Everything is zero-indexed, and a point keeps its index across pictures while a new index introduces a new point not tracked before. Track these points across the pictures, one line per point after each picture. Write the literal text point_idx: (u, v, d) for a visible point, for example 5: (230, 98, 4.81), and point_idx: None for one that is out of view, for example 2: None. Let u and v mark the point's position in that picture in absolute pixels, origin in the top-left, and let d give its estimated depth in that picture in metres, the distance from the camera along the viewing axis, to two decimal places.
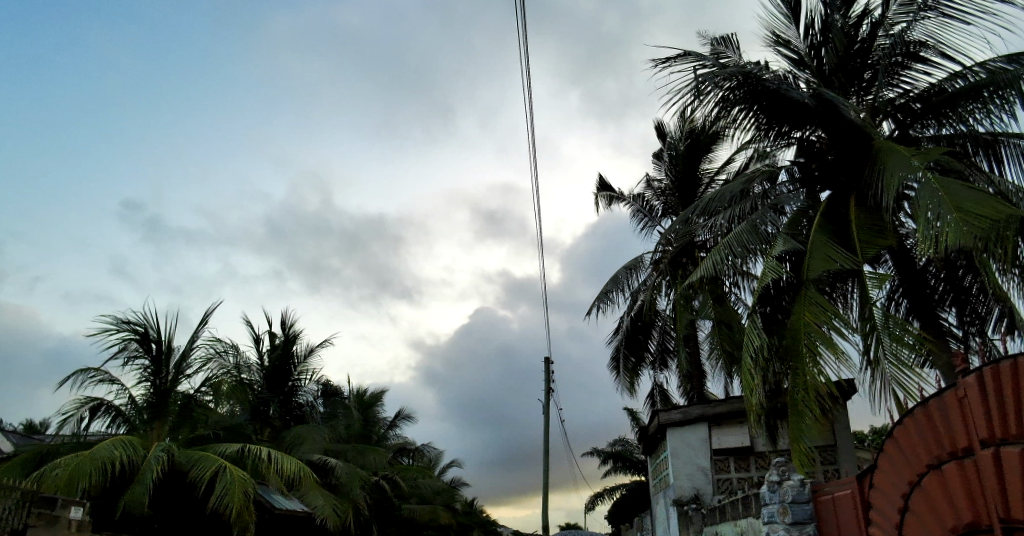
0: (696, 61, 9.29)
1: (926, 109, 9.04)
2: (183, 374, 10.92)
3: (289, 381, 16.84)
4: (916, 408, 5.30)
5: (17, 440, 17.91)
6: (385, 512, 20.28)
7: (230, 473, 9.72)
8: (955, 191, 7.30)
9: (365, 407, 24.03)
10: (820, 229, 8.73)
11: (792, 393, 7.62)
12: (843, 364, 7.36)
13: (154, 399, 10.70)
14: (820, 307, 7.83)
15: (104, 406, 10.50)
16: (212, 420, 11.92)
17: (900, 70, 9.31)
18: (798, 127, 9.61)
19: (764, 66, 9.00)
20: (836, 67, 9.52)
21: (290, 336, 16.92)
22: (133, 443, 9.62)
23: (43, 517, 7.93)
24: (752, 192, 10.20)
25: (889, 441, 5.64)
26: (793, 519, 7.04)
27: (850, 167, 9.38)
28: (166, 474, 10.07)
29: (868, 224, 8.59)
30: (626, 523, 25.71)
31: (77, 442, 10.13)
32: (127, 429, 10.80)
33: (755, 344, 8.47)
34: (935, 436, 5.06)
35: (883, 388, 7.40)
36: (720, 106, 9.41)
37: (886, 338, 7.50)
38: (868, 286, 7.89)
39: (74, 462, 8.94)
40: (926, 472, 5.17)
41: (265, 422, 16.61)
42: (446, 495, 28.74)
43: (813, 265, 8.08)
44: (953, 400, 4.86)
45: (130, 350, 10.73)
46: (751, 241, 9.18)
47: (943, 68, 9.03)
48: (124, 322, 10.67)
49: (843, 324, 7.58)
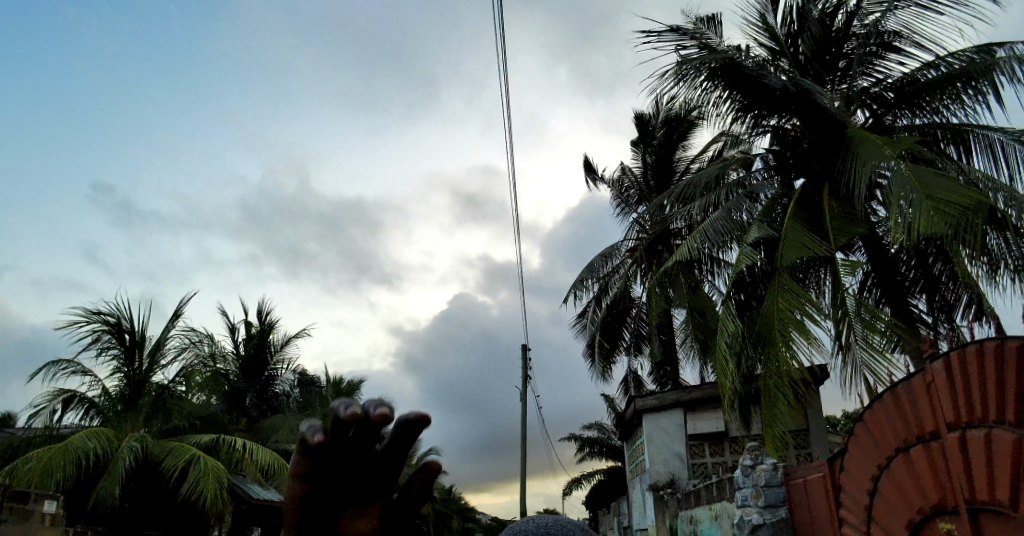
0: (678, 40, 9.40)
1: (900, 99, 9.15)
2: (157, 365, 10.81)
3: (265, 371, 16.83)
4: (884, 394, 5.41)
5: None
6: None
7: (204, 463, 9.61)
8: (926, 180, 7.43)
9: (342, 396, 23.93)
10: (794, 217, 8.85)
11: (765, 378, 7.74)
12: (815, 349, 7.50)
13: (128, 391, 10.56)
14: (793, 294, 7.94)
15: (77, 398, 10.31)
16: (187, 412, 11.74)
17: (875, 60, 9.44)
18: (774, 115, 9.69)
19: (744, 51, 9.07)
20: (811, 55, 9.63)
21: (266, 326, 16.95)
22: (107, 434, 9.51)
23: (15, 511, 7.77)
24: (728, 179, 10.29)
25: (859, 426, 5.75)
26: (765, 502, 7.24)
27: (823, 156, 9.49)
28: (139, 465, 9.94)
29: (840, 212, 8.77)
30: (604, 507, 26.08)
31: (49, 435, 9.94)
32: (101, 421, 10.60)
33: (729, 331, 8.58)
34: (903, 421, 5.17)
35: (856, 373, 7.54)
36: (699, 90, 9.47)
37: (858, 325, 7.63)
38: (840, 273, 8.01)
39: (47, 454, 8.78)
40: (893, 456, 5.29)
41: (242, 412, 16.49)
42: (423, 484, 28.75)
43: (786, 252, 8.18)
44: (921, 385, 4.96)
45: (102, 342, 10.56)
46: (725, 227, 9.23)
47: (916, 58, 9.16)
48: (95, 313, 10.47)
49: (815, 310, 7.70)
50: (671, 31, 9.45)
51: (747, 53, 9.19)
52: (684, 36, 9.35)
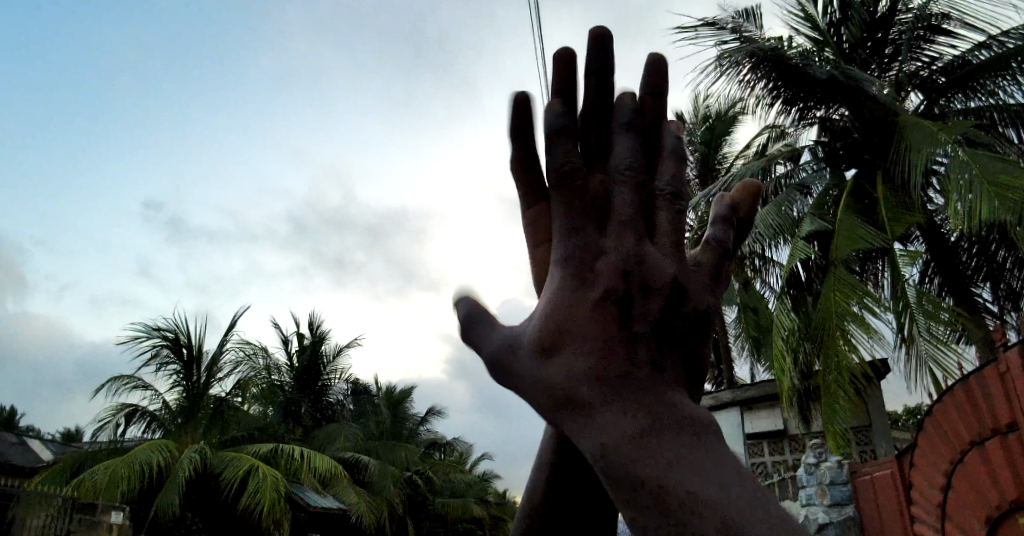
0: (717, 34, 9.31)
1: (952, 84, 8.76)
2: (214, 378, 11.12)
3: (319, 381, 17.21)
4: (955, 386, 5.07)
5: (56, 447, 18.21)
6: (418, 507, 20.44)
7: (261, 474, 9.82)
8: (985, 164, 7.09)
9: (395, 404, 24.26)
10: (847, 208, 8.59)
11: (824, 375, 7.53)
12: (877, 343, 7.27)
13: (187, 403, 10.89)
14: (848, 285, 7.69)
15: (139, 412, 10.68)
16: (244, 423, 12.07)
17: (924, 45, 9.12)
18: (820, 107, 9.44)
19: (786, 42, 8.88)
20: (856, 44, 9.29)
21: (318, 338, 17.45)
22: (167, 446, 9.78)
23: (84, 522, 8.31)
24: (775, 172, 10.12)
25: (927, 420, 5.36)
26: (832, 501, 6.96)
27: (874, 145, 9.18)
28: (197, 476, 10.19)
29: (896, 200, 8.47)
30: None
31: (113, 449, 10.31)
32: (163, 433, 10.97)
33: (785, 328, 8.42)
34: (975, 414, 4.87)
35: (920, 365, 7.29)
36: (742, 85, 9.32)
37: (920, 316, 7.35)
38: (899, 264, 7.73)
39: (110, 467, 9.11)
40: (968, 450, 4.94)
41: (297, 421, 16.82)
42: (477, 489, 29.02)
43: (840, 245, 7.95)
44: (994, 375, 4.69)
45: (162, 357, 10.93)
46: (779, 222, 8.99)
47: (967, 38, 8.82)
48: (155, 329, 10.84)
49: (874, 302, 7.49)
50: (709, 25, 9.37)
51: (790, 43, 8.98)
52: (723, 30, 9.26)
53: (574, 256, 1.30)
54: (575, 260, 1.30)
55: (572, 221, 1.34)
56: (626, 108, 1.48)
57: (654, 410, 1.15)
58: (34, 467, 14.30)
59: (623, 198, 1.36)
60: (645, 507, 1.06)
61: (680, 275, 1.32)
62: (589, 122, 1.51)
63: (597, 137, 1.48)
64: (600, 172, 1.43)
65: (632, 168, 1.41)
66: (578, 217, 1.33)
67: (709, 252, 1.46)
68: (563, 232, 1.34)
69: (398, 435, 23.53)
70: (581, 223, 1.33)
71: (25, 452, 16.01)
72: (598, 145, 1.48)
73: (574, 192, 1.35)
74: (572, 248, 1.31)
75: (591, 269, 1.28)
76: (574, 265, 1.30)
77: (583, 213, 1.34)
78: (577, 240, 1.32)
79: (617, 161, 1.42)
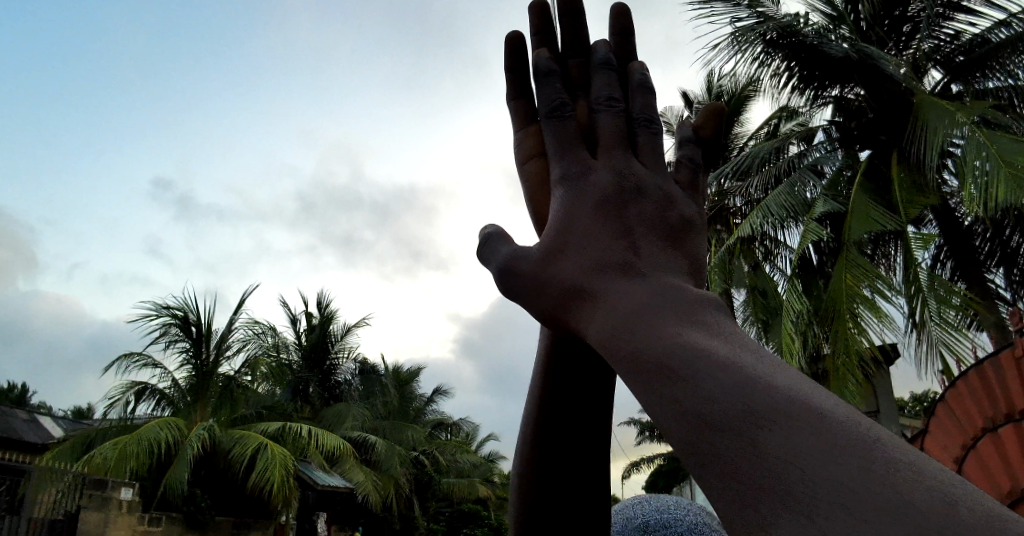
0: (732, 11, 9.20)
1: (970, 63, 8.63)
2: (223, 356, 11.18)
3: (327, 360, 17.35)
4: (969, 370, 5.04)
5: (67, 425, 18.42)
6: (425, 487, 20.64)
7: (271, 451, 9.92)
8: (1003, 147, 6.96)
9: (402, 384, 24.47)
10: (860, 190, 8.52)
11: (833, 357, 7.49)
12: (887, 326, 7.23)
13: (196, 381, 10.99)
14: (860, 268, 7.65)
15: (149, 390, 10.78)
16: (254, 400, 12.20)
17: (942, 22, 8.95)
18: (836, 85, 9.31)
19: (802, 19, 8.75)
20: (872, 21, 9.13)
21: (326, 318, 17.58)
22: (178, 424, 9.82)
23: (94, 497, 8.42)
24: (788, 152, 10.01)
25: (940, 405, 5.31)
26: None
27: (890, 125, 9.09)
28: (206, 453, 10.30)
29: (910, 182, 8.38)
30: (670, 490, 25.79)
31: (124, 426, 10.43)
32: (172, 411, 11.07)
33: (795, 310, 8.37)
34: (989, 398, 4.84)
35: (931, 350, 7.24)
36: (756, 63, 9.20)
37: (931, 300, 7.30)
38: (912, 247, 7.64)
39: (121, 443, 9.24)
40: (982, 434, 4.89)
41: (306, 400, 16.97)
42: (483, 469, 29.25)
43: (853, 226, 7.88)
44: (1009, 360, 4.64)
45: (171, 335, 11.01)
46: (789, 203, 8.90)
47: (988, 17, 8.63)
48: (164, 307, 10.91)
49: (885, 286, 7.43)
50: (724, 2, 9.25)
51: (805, 21, 8.84)
52: (738, 8, 9.14)
53: (570, 172, 1.32)
54: (571, 177, 1.31)
55: (561, 142, 1.35)
56: (602, 48, 1.50)
57: (669, 318, 1.06)
58: (45, 443, 14.52)
59: (607, 121, 1.38)
60: (673, 419, 0.95)
61: (671, 188, 1.32)
62: (568, 57, 1.54)
63: (578, 71, 1.51)
64: (582, 102, 1.45)
65: (612, 98, 1.42)
66: (570, 141, 1.35)
67: (684, 171, 1.48)
68: (557, 152, 1.35)
69: (405, 414, 23.73)
70: (573, 144, 1.35)
71: (37, 429, 16.25)
72: (579, 80, 1.50)
73: (562, 119, 1.38)
74: (568, 166, 1.33)
75: (585, 181, 1.29)
76: (569, 181, 1.31)
77: (573, 136, 1.36)
78: (571, 158, 1.33)
79: (600, 91, 1.44)
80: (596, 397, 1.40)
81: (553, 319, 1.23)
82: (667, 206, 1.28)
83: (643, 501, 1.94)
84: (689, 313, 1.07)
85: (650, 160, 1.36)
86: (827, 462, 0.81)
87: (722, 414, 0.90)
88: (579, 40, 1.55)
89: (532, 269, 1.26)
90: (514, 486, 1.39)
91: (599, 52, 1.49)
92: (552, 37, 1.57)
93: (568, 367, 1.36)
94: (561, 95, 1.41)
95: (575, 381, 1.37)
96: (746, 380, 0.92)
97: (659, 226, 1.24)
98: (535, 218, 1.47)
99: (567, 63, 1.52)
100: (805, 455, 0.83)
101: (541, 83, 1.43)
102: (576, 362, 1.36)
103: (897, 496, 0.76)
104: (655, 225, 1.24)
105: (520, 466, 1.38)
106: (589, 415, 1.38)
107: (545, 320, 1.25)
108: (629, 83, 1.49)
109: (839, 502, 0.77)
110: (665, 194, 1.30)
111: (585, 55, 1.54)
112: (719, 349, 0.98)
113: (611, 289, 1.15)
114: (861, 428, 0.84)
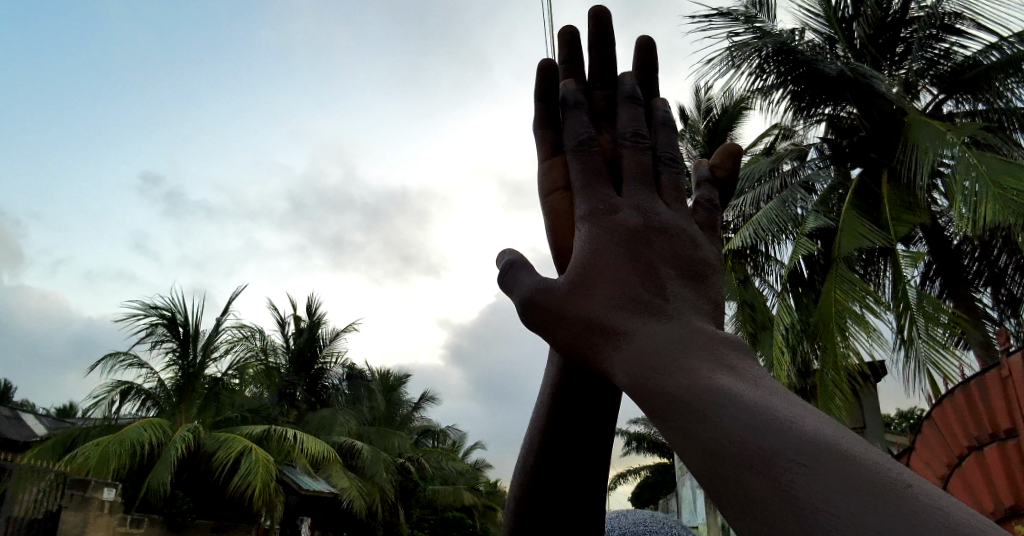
0: (729, 26, 9.25)
1: (961, 84, 8.73)
2: (209, 358, 11.09)
3: (315, 364, 17.30)
4: (955, 388, 5.06)
5: (50, 425, 18.18)
6: (410, 494, 20.50)
7: (255, 455, 9.84)
8: (992, 167, 7.01)
9: (390, 391, 24.36)
10: (852, 206, 8.58)
11: (822, 373, 7.51)
12: (874, 342, 7.27)
13: (182, 382, 10.90)
14: (850, 284, 7.68)
15: (134, 390, 10.66)
16: (240, 403, 12.12)
17: (935, 43, 9.05)
18: (829, 103, 9.38)
19: (798, 35, 8.81)
20: (867, 40, 9.23)
21: (315, 321, 17.55)
22: (161, 425, 9.72)
23: (75, 498, 8.36)
24: (781, 169, 10.06)
25: (926, 422, 5.34)
26: None
27: (882, 144, 9.15)
28: (189, 455, 10.19)
29: (900, 200, 8.45)
30: (656, 502, 25.66)
31: (107, 426, 10.30)
32: (157, 411, 10.90)
33: (785, 323, 8.39)
34: (974, 416, 4.87)
35: (919, 368, 7.27)
36: (753, 79, 9.25)
37: (920, 318, 7.35)
38: (901, 265, 7.68)
39: (104, 442, 9.15)
40: (966, 454, 4.92)
41: (292, 404, 16.90)
42: (468, 477, 29.14)
43: (842, 243, 7.94)
44: (996, 380, 4.65)
45: (158, 334, 10.94)
46: (781, 218, 8.93)
47: (980, 39, 8.74)
48: (152, 307, 10.83)
49: (875, 302, 7.46)
50: (722, 16, 9.30)
51: (802, 38, 8.90)
52: (735, 23, 9.21)
53: (595, 208, 1.32)
54: (598, 212, 1.31)
55: (588, 175, 1.36)
56: (629, 81, 1.51)
57: (696, 359, 1.06)
58: (26, 440, 14.31)
59: (633, 157, 1.38)
60: (701, 450, 0.94)
61: (692, 228, 1.33)
62: (596, 88, 1.55)
63: (603, 102, 1.52)
64: (607, 136, 1.46)
65: (639, 134, 1.42)
66: (596, 174, 1.36)
67: (702, 211, 1.49)
68: (582, 188, 1.36)
69: (391, 421, 23.62)
70: (599, 180, 1.36)
71: (19, 428, 16.03)
72: (603, 111, 1.51)
73: (589, 152, 1.39)
74: (593, 202, 1.33)
75: (611, 218, 1.29)
76: (593, 217, 1.31)
77: (599, 170, 1.37)
78: (598, 195, 1.33)
79: (625, 125, 1.45)
80: (600, 428, 1.39)
81: (569, 350, 1.23)
82: (690, 246, 1.28)
83: (622, 514, 1.95)
84: (714, 351, 1.07)
85: (673, 198, 1.37)
86: (855, 498, 0.81)
87: (751, 450, 0.90)
88: (606, 70, 1.56)
89: (554, 300, 1.25)
90: (512, 501, 1.39)
91: (626, 84, 1.50)
92: (580, 66, 1.58)
93: (577, 394, 1.37)
94: (589, 129, 1.42)
95: (580, 408, 1.37)
96: (776, 417, 0.92)
97: (682, 262, 1.25)
98: (554, 247, 1.46)
99: (593, 94, 1.53)
100: (834, 488, 0.82)
101: (570, 118, 1.45)
102: (585, 389, 1.36)
103: (921, 517, 0.78)
104: (680, 265, 1.24)
105: (520, 484, 1.37)
106: (593, 441, 1.37)
107: (565, 347, 1.24)
108: (653, 119, 1.52)
109: (864, 527, 0.78)
110: (686, 232, 1.30)
111: (611, 87, 1.55)
112: (747, 387, 0.98)
113: (638, 325, 1.15)
114: (887, 465, 0.84)
